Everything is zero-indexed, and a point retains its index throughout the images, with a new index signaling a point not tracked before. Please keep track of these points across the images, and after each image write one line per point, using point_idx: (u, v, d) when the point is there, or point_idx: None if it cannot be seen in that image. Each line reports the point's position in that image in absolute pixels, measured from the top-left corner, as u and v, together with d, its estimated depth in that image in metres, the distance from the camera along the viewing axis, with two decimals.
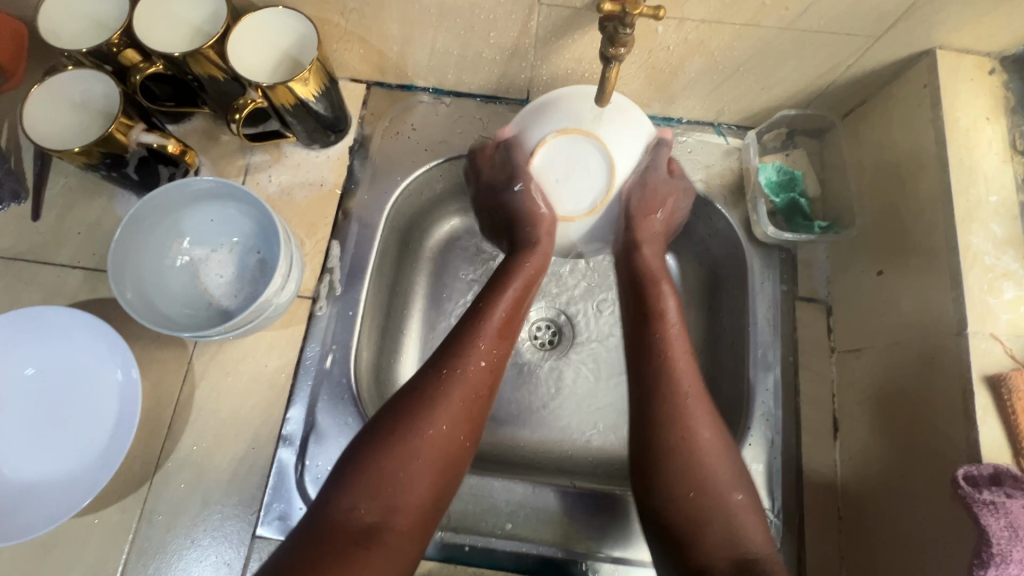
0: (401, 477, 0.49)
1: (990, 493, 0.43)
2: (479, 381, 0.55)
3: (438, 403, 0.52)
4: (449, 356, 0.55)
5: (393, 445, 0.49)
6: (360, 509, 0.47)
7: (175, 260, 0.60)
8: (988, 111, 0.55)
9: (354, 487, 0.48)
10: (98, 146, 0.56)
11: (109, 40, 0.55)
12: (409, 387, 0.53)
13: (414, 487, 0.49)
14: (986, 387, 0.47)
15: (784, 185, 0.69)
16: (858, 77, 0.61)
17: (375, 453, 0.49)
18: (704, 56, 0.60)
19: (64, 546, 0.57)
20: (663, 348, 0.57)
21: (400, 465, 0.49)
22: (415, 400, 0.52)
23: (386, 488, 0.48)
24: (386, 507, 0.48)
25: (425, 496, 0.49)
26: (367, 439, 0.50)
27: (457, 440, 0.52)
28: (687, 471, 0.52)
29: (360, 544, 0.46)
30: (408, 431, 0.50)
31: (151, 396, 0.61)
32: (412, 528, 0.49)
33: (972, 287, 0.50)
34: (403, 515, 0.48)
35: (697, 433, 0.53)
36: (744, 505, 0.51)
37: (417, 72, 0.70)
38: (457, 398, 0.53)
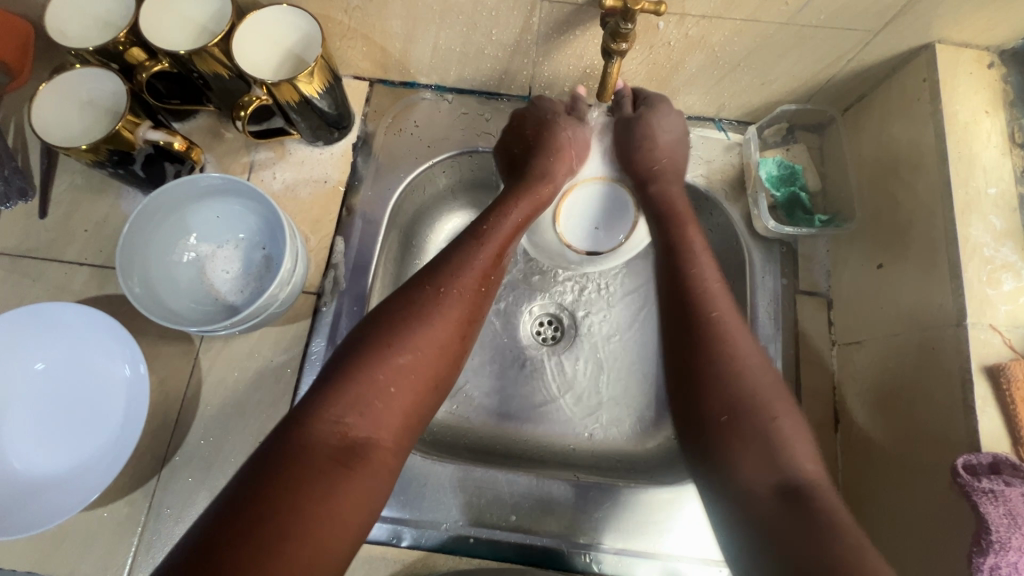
0: (389, 391, 0.45)
1: (989, 481, 0.44)
2: (469, 299, 0.53)
3: (427, 317, 0.49)
4: (442, 275, 0.53)
5: (378, 361, 0.46)
6: (347, 422, 0.43)
7: (183, 256, 0.61)
8: (987, 104, 0.55)
9: (341, 398, 0.44)
10: (105, 144, 0.56)
11: (116, 38, 0.56)
12: (396, 301, 0.50)
13: (400, 404, 0.46)
14: (985, 377, 0.47)
15: (784, 179, 0.69)
16: (858, 71, 0.62)
17: (361, 366, 0.46)
18: (704, 52, 0.60)
19: (74, 539, 0.58)
20: (695, 280, 0.56)
21: (389, 378, 0.46)
22: (401, 318, 0.49)
23: (373, 404, 0.44)
24: (372, 422, 0.44)
25: (407, 416, 0.46)
26: (352, 353, 0.47)
27: (444, 359, 0.49)
28: (730, 393, 0.49)
29: (343, 461, 0.41)
30: (396, 343, 0.47)
31: (159, 391, 0.62)
32: (399, 446, 0.45)
33: (971, 278, 0.50)
34: (389, 433, 0.45)
35: (733, 348, 0.52)
36: (789, 423, 0.48)
37: (419, 69, 0.70)
38: (446, 315, 0.51)
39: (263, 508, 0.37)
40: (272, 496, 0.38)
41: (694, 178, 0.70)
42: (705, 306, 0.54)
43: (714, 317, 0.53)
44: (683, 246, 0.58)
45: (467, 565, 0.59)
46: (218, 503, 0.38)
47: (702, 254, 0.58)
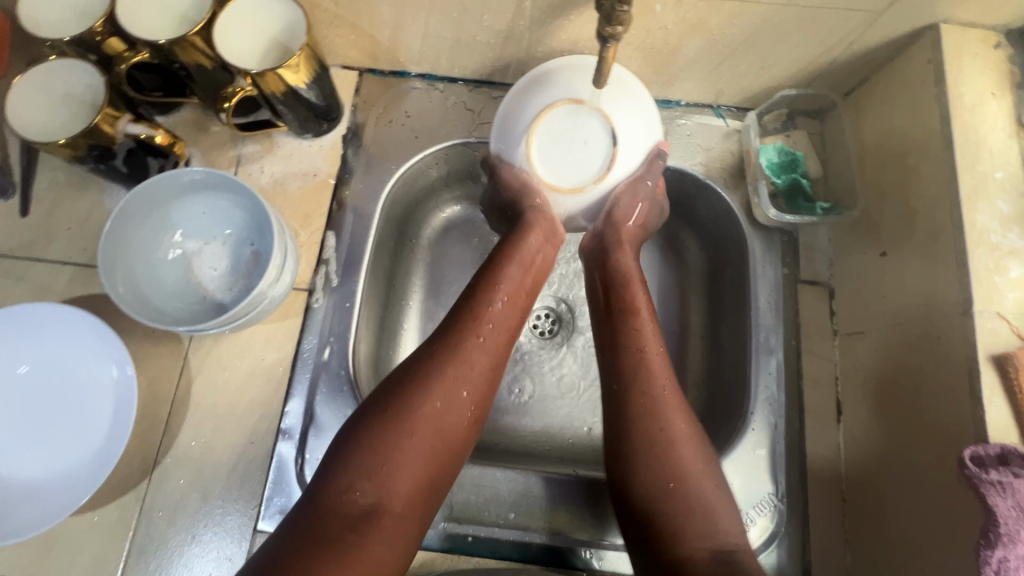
0: (395, 457, 0.46)
1: (998, 473, 0.43)
2: (479, 359, 0.52)
3: (434, 381, 0.50)
4: (446, 335, 0.53)
5: (389, 425, 0.47)
6: (356, 490, 0.45)
7: (168, 254, 0.59)
8: (994, 86, 0.54)
9: (349, 466, 0.45)
10: (84, 138, 0.54)
11: (92, 28, 0.54)
12: (407, 365, 0.51)
13: (410, 468, 0.47)
14: (992, 366, 0.46)
15: (785, 167, 0.68)
16: (860, 54, 0.60)
17: (370, 433, 0.47)
18: (703, 35, 0.58)
19: (63, 545, 0.56)
20: (631, 336, 0.56)
21: (396, 445, 0.47)
22: (414, 380, 0.50)
23: (382, 469, 0.46)
24: (382, 488, 0.45)
25: (419, 480, 0.47)
26: (364, 417, 0.48)
27: (457, 421, 0.50)
28: (662, 439, 0.51)
29: (356, 527, 0.43)
30: (404, 408, 0.48)
31: (148, 392, 0.61)
32: (410, 511, 0.46)
33: (978, 265, 0.49)
34: (400, 498, 0.46)
35: (663, 410, 0.52)
36: (713, 492, 0.49)
37: (409, 57, 0.68)
38: (457, 375, 0.51)
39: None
40: (289, 566, 0.40)
41: (692, 166, 0.69)
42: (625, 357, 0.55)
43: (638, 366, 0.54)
44: (627, 328, 0.56)
45: (466, 564, 0.58)
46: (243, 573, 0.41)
47: (647, 327, 0.57)
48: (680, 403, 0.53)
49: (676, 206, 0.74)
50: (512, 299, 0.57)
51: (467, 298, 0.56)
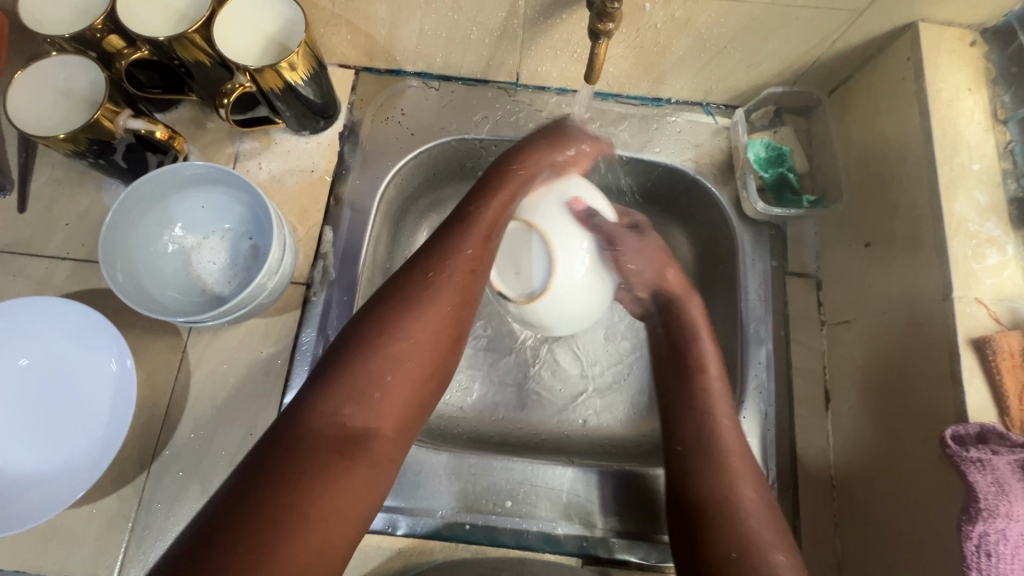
0: (386, 380, 0.45)
1: (977, 450, 0.44)
2: (458, 288, 0.51)
3: (413, 311, 0.48)
4: (430, 259, 0.51)
5: (367, 352, 0.45)
6: (340, 414, 0.43)
7: (166, 247, 0.60)
8: (971, 82, 0.56)
9: (329, 396, 0.43)
10: (84, 133, 0.55)
11: (92, 25, 0.55)
12: (386, 288, 0.50)
13: (394, 399, 0.45)
14: (972, 349, 0.48)
15: (772, 161, 0.70)
16: (843, 52, 0.62)
17: (347, 362, 0.45)
18: (691, 34, 0.60)
19: (62, 538, 0.56)
20: (699, 402, 0.59)
21: (383, 367, 0.45)
22: (389, 307, 0.48)
23: (369, 397, 0.44)
24: (368, 411, 0.43)
25: (400, 415, 0.45)
26: (339, 347, 0.47)
27: (435, 345, 0.48)
28: (710, 490, 0.52)
29: (342, 451, 0.41)
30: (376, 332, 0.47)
31: (147, 386, 0.61)
32: (398, 436, 0.45)
33: (958, 253, 0.51)
34: (387, 421, 0.44)
35: (728, 458, 0.55)
36: (784, 566, 0.46)
37: (405, 56, 0.69)
38: (437, 306, 0.49)
39: (265, 502, 0.37)
40: (272, 488, 0.37)
41: (683, 162, 0.71)
42: (694, 409, 0.58)
43: (710, 435, 0.56)
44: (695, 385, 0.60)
45: (464, 552, 0.59)
46: (210, 507, 0.37)
47: (721, 401, 0.59)
48: (751, 471, 0.54)
49: (669, 203, 0.76)
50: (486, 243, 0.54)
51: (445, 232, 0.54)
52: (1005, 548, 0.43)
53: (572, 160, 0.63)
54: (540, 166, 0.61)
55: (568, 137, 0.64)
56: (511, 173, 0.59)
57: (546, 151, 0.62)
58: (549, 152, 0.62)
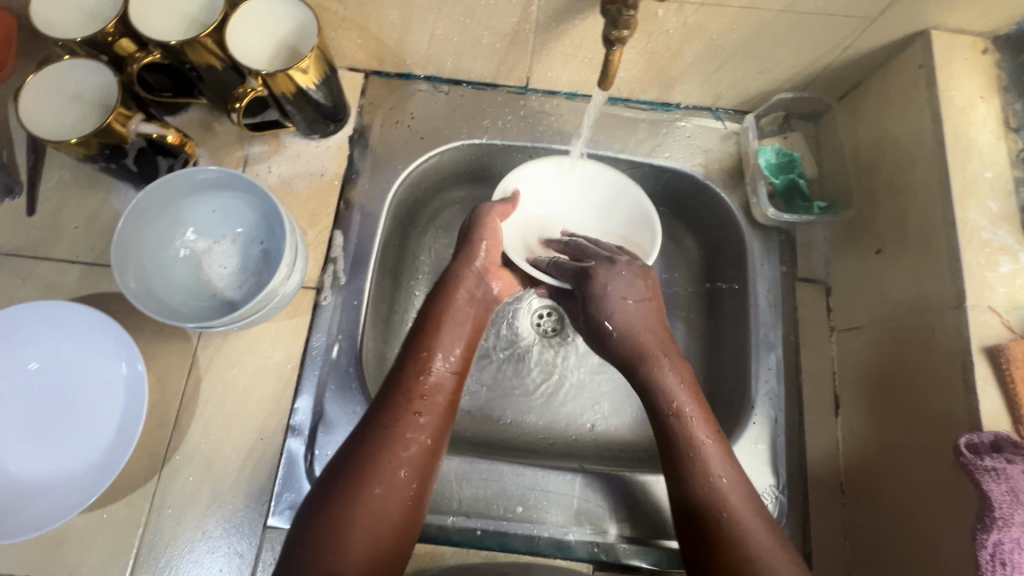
0: (350, 524, 0.46)
1: (992, 459, 0.45)
2: (417, 439, 0.51)
3: (373, 462, 0.49)
4: (386, 410, 0.52)
5: (330, 513, 0.46)
6: (312, 569, 0.43)
7: (177, 252, 0.60)
8: (983, 89, 0.56)
9: (302, 556, 0.44)
10: (96, 137, 0.55)
11: (104, 29, 0.55)
12: (346, 449, 0.50)
13: (357, 552, 0.45)
14: (985, 357, 0.48)
15: (782, 167, 0.70)
16: (854, 59, 0.62)
17: (314, 525, 0.46)
18: (703, 40, 0.60)
19: (72, 542, 0.56)
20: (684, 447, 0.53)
21: (354, 533, 0.46)
22: (348, 470, 0.48)
23: (331, 543, 0.45)
24: (336, 562, 0.44)
25: (364, 563, 0.45)
26: (305, 509, 0.47)
27: (401, 489, 0.49)
28: (745, 566, 0.46)
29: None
30: (339, 494, 0.47)
31: (157, 390, 0.61)
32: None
33: (970, 261, 0.51)
34: (357, 565, 0.45)
35: (739, 518, 0.49)
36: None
37: (415, 60, 0.69)
38: (399, 472, 0.49)
39: None
40: None
41: (692, 168, 0.71)
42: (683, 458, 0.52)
43: (710, 494, 0.50)
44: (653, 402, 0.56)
45: (475, 558, 0.59)
46: None
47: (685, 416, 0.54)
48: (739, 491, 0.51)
49: (678, 208, 0.76)
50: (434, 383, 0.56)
51: (396, 378, 0.55)
52: (1019, 556, 0.43)
53: (483, 272, 0.63)
54: (465, 280, 0.62)
55: (478, 227, 0.63)
56: (448, 306, 0.61)
57: (460, 272, 0.62)
58: (465, 267, 0.62)
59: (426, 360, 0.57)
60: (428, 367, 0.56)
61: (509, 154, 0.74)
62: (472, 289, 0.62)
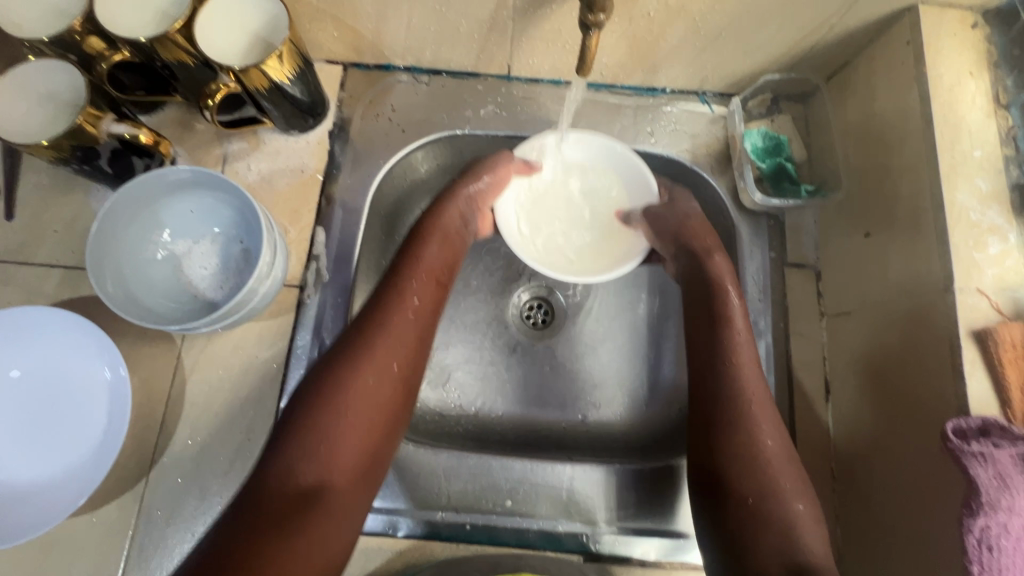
0: (342, 426, 0.48)
1: (979, 444, 0.44)
2: (400, 339, 0.54)
3: (358, 362, 0.51)
4: (369, 319, 0.54)
5: (319, 412, 0.48)
6: (297, 475, 0.46)
7: (155, 255, 0.59)
8: (972, 65, 0.54)
9: (286, 457, 0.46)
10: (67, 139, 0.54)
11: (71, 26, 0.53)
12: (330, 352, 0.52)
13: (351, 444, 0.48)
14: (973, 341, 0.47)
15: (770, 151, 0.69)
16: (842, 37, 0.61)
17: (302, 424, 0.48)
18: (685, 22, 0.59)
19: (62, 546, 0.56)
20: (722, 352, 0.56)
21: (339, 434, 0.48)
22: (335, 366, 0.51)
23: (320, 452, 0.47)
24: (322, 467, 0.47)
25: (360, 455, 0.49)
26: (293, 410, 0.49)
27: (386, 391, 0.51)
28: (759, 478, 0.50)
29: (302, 505, 0.45)
30: (326, 390, 0.49)
31: (142, 393, 0.61)
32: (356, 482, 0.48)
33: (958, 243, 0.50)
34: (343, 472, 0.48)
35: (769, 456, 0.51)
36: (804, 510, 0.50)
37: (393, 51, 0.68)
38: (384, 370, 0.51)
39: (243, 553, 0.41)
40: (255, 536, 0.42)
41: (679, 154, 0.70)
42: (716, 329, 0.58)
43: (755, 445, 0.52)
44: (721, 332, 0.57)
45: (465, 552, 0.59)
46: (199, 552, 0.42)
47: (745, 345, 0.57)
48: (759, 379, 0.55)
49: None
50: (431, 278, 0.59)
51: (387, 289, 0.56)
52: (1006, 541, 0.43)
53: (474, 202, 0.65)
54: (452, 203, 0.64)
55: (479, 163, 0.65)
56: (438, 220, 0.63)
57: (449, 204, 0.64)
58: (457, 195, 0.64)
59: (417, 266, 0.59)
60: (418, 277, 0.58)
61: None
62: (461, 222, 0.65)
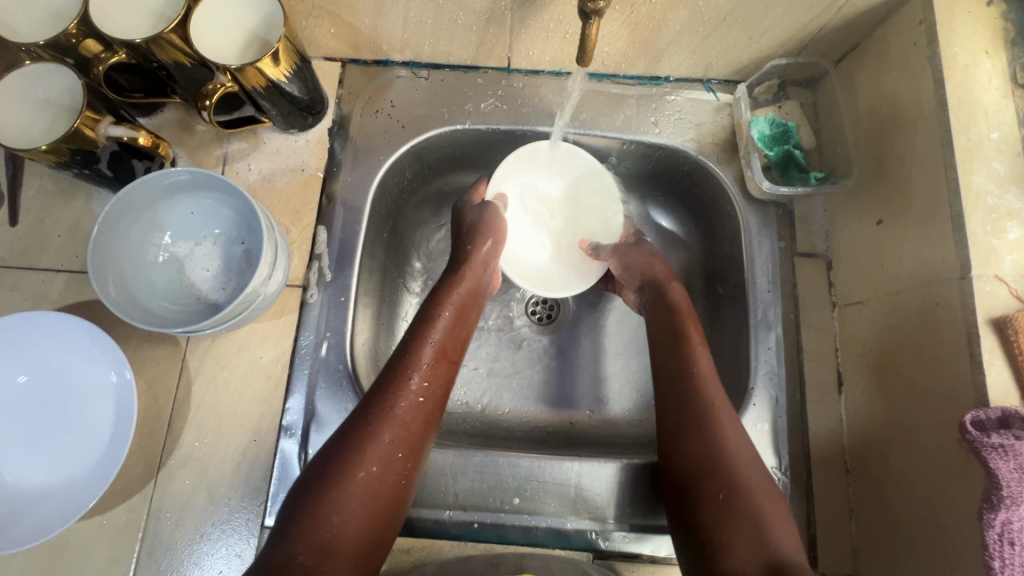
0: (347, 509, 0.47)
1: (999, 436, 0.42)
2: (410, 419, 0.52)
3: (367, 445, 0.50)
4: (379, 400, 0.52)
5: (325, 495, 0.47)
6: (299, 558, 0.44)
7: (157, 257, 0.59)
8: (988, 44, 0.52)
9: (291, 537, 0.45)
10: (66, 143, 0.54)
11: (67, 30, 0.52)
12: (341, 432, 0.51)
13: (353, 527, 0.47)
14: (992, 330, 0.46)
15: (778, 138, 0.67)
16: (851, 18, 0.59)
17: (309, 504, 0.46)
18: (688, 8, 0.57)
19: (73, 549, 0.57)
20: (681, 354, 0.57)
21: (342, 518, 0.47)
22: (343, 446, 0.50)
23: (324, 536, 0.46)
24: (325, 549, 0.45)
25: (361, 537, 0.47)
26: (300, 488, 0.48)
27: (393, 477, 0.50)
28: (723, 473, 0.49)
29: None
30: (335, 475, 0.48)
31: (148, 395, 0.61)
32: (355, 566, 0.47)
33: (975, 229, 0.48)
34: (344, 556, 0.46)
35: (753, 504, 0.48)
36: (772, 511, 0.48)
37: (391, 45, 0.67)
38: (392, 456, 0.50)
39: None
40: None
41: (684, 143, 0.68)
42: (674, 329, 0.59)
43: (717, 445, 0.51)
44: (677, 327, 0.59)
45: (473, 550, 0.59)
46: None
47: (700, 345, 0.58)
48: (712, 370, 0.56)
49: (672, 185, 0.74)
50: (441, 355, 0.57)
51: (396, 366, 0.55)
52: None
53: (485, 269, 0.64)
54: (465, 276, 0.63)
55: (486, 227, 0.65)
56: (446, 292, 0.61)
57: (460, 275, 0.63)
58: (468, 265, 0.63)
59: (427, 342, 0.57)
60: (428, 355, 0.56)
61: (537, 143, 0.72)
62: (472, 296, 0.63)
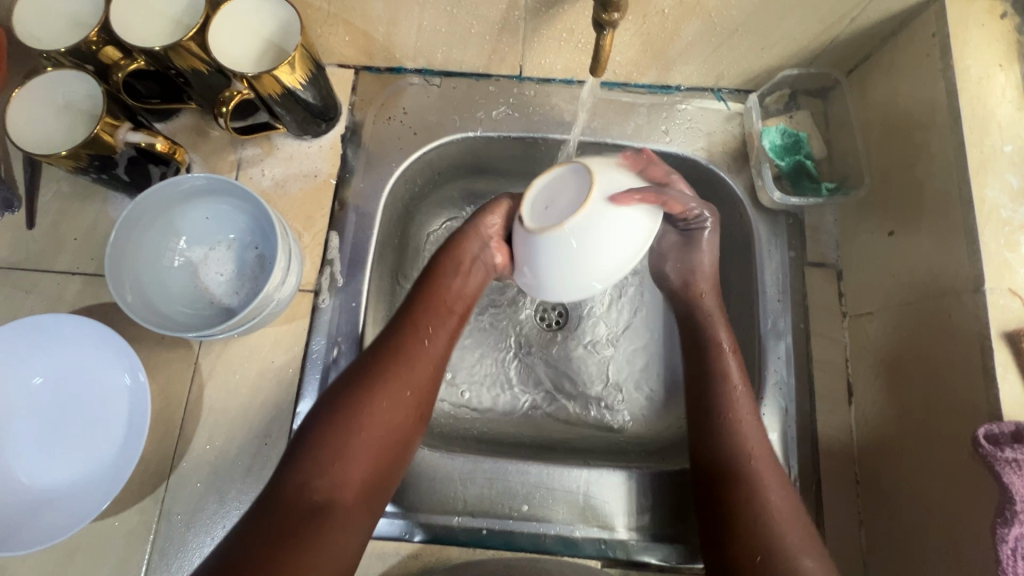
0: (357, 446, 0.50)
1: (1012, 451, 0.42)
2: (418, 366, 0.55)
3: (375, 385, 0.52)
4: (388, 346, 0.55)
5: (336, 431, 0.50)
6: (310, 489, 0.47)
7: (173, 262, 0.60)
8: (1002, 57, 0.52)
9: (301, 468, 0.48)
10: (85, 148, 0.54)
11: (87, 37, 0.53)
12: (349, 374, 0.54)
13: (359, 464, 0.50)
14: (1006, 344, 0.45)
15: (789, 148, 0.68)
16: (863, 30, 0.59)
17: (318, 438, 0.49)
18: (701, 18, 0.58)
19: (86, 549, 0.57)
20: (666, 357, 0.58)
21: (353, 453, 0.49)
22: (354, 386, 0.52)
23: (334, 468, 0.49)
24: (333, 483, 0.48)
25: (370, 474, 0.50)
26: (311, 424, 0.51)
27: (401, 417, 0.53)
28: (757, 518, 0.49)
29: (313, 518, 0.46)
30: (345, 412, 0.51)
31: (161, 398, 0.61)
32: (363, 502, 0.50)
33: (988, 242, 0.48)
34: (352, 489, 0.49)
35: (765, 492, 0.51)
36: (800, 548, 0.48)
37: (405, 54, 0.68)
38: (402, 399, 0.53)
39: (253, 557, 0.43)
40: (264, 547, 0.44)
41: (695, 152, 0.68)
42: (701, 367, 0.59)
43: (761, 498, 0.50)
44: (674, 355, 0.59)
45: (482, 556, 0.59)
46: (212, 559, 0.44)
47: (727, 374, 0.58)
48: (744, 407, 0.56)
49: None
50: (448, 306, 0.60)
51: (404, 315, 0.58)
52: None
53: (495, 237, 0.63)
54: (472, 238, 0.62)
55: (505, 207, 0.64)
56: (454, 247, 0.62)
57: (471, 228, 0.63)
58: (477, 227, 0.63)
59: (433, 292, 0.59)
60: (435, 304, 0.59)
61: (550, 151, 0.72)
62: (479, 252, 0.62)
